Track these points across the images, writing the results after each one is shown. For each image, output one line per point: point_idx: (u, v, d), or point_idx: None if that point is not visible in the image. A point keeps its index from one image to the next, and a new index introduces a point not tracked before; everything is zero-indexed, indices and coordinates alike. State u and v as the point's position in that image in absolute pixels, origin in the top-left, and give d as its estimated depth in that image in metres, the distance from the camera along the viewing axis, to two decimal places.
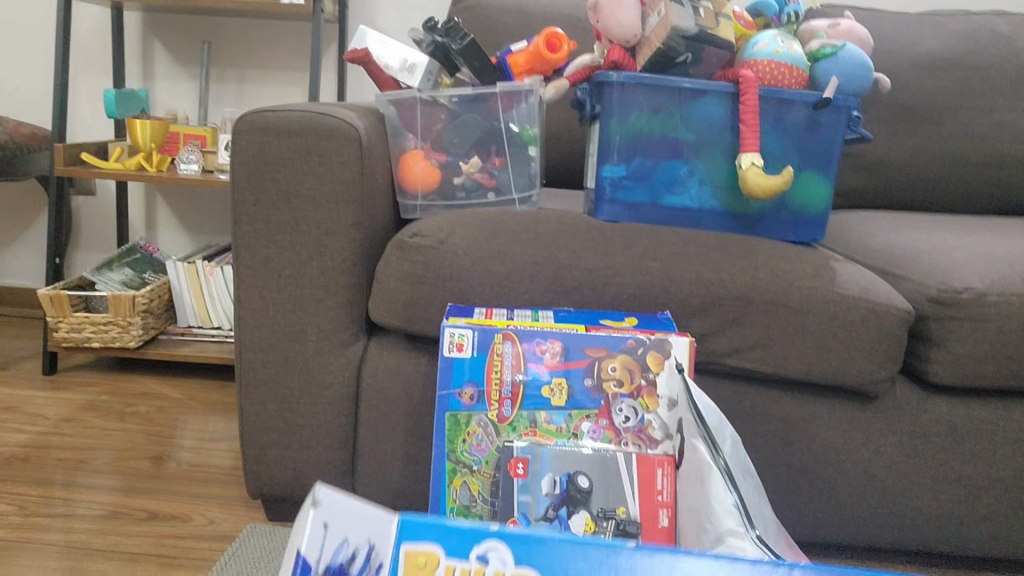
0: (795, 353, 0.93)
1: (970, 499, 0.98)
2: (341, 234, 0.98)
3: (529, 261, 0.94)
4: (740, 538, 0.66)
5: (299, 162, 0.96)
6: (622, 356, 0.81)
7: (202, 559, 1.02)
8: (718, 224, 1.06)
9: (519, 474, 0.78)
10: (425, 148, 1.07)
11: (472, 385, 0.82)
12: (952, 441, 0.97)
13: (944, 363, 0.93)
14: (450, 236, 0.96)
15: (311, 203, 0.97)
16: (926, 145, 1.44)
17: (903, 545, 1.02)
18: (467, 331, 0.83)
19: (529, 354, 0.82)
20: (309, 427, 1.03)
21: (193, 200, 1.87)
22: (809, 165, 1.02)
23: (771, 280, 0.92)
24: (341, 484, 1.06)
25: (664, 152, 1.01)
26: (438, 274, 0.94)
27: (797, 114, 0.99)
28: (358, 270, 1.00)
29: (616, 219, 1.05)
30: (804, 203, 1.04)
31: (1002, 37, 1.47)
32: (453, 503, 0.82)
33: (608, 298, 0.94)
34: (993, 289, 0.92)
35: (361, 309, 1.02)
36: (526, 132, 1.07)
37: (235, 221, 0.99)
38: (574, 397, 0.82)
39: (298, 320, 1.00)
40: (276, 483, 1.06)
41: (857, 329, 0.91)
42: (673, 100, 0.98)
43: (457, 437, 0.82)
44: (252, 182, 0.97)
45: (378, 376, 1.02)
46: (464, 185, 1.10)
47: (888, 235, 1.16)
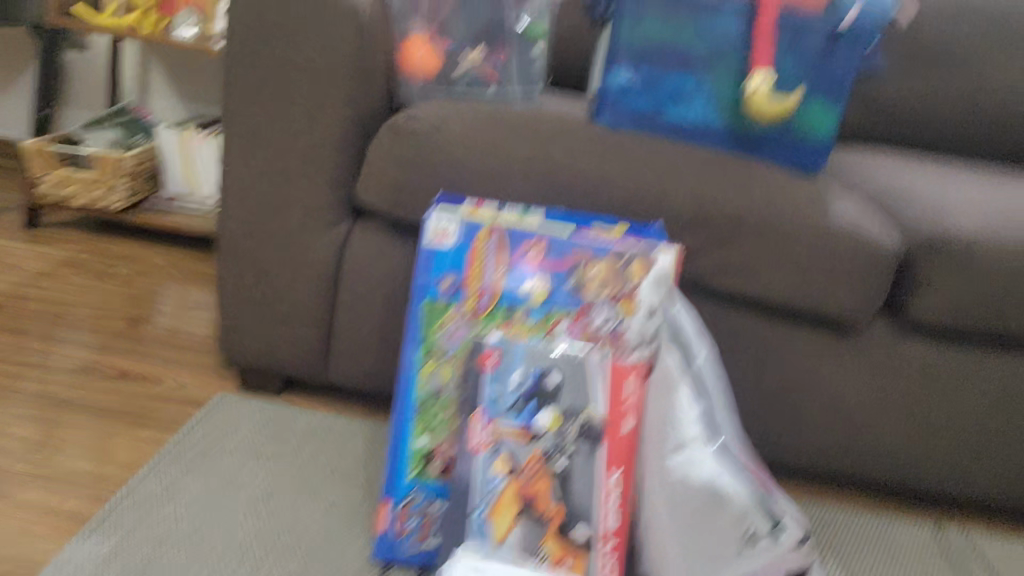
0: (779, 279, 0.92)
1: (928, 437, 1.00)
2: (335, 109, 0.96)
3: (524, 158, 0.92)
4: (703, 448, 0.71)
5: (296, 30, 0.93)
6: (606, 261, 0.81)
7: (171, 420, 1.04)
8: (719, 142, 1.02)
9: (489, 365, 0.78)
10: (429, 32, 1.04)
11: (453, 274, 0.83)
12: (921, 380, 0.97)
13: (924, 304, 0.94)
14: (448, 123, 0.94)
15: (307, 73, 0.94)
16: (941, 90, 1.38)
17: (861, 476, 1.03)
18: (453, 220, 0.83)
19: (514, 250, 0.82)
20: (287, 302, 1.03)
21: (185, 65, 1.81)
22: (817, 90, 0.99)
23: (765, 202, 0.91)
24: (314, 362, 1.06)
25: (675, 63, 0.99)
26: (429, 162, 0.93)
27: (813, 41, 0.97)
28: (349, 150, 0.99)
29: (617, 126, 1.02)
30: (809, 129, 1.00)
31: None
32: (423, 388, 0.83)
33: (601, 203, 0.92)
34: (984, 238, 0.92)
35: (349, 189, 1.00)
36: (535, 26, 1.10)
37: (230, 86, 0.97)
38: (554, 297, 0.82)
39: (285, 194, 0.99)
40: (252, 354, 1.06)
41: (844, 261, 0.91)
42: (690, 11, 0.99)
43: (433, 324, 0.83)
44: (248, 48, 0.95)
45: (361, 259, 1.01)
46: (466, 76, 1.07)
47: (887, 174, 1.14)
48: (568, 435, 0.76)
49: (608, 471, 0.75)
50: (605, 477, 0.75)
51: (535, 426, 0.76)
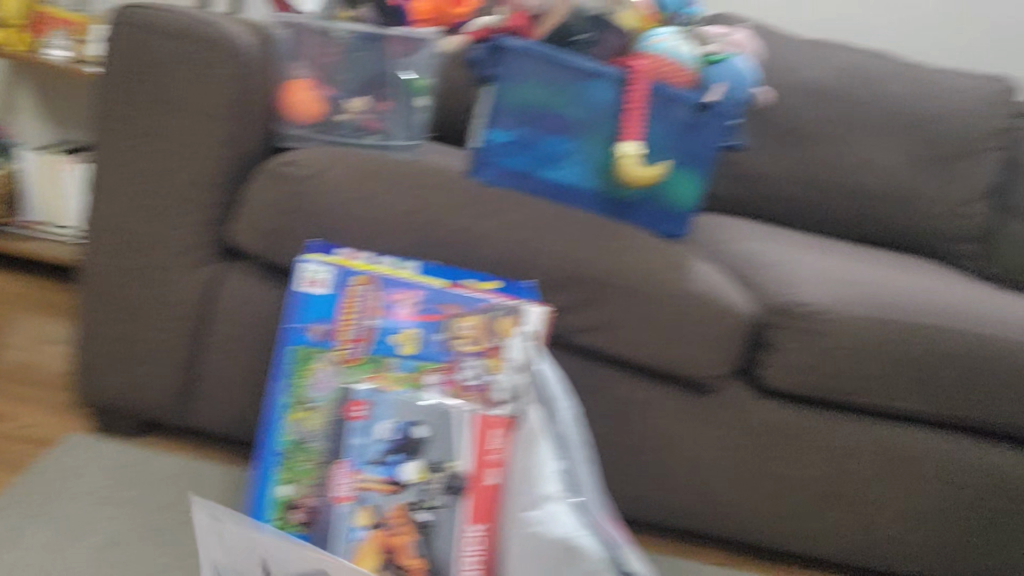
0: (642, 340, 0.97)
1: (776, 495, 1.05)
2: (212, 149, 0.95)
3: (401, 210, 0.94)
4: (557, 503, 0.72)
5: (176, 67, 0.92)
6: (476, 315, 0.83)
7: (14, 460, 0.98)
8: (593, 205, 1.07)
9: (357, 416, 0.78)
10: (314, 78, 1.04)
11: (323, 322, 0.83)
12: (770, 441, 1.03)
13: (776, 369, 1.00)
14: (328, 170, 0.94)
15: (185, 110, 0.93)
16: (800, 166, 1.48)
17: (715, 532, 1.08)
18: (326, 268, 0.83)
19: (385, 300, 0.83)
20: (150, 342, 1.00)
21: (55, 88, 1.74)
22: (686, 164, 1.04)
23: (631, 266, 0.95)
24: (175, 405, 1.03)
25: (552, 127, 1.03)
26: (306, 208, 0.93)
27: (678, 113, 1.00)
28: (225, 190, 0.97)
29: (495, 182, 1.05)
30: (674, 200, 1.08)
31: (884, 77, 1.52)
32: (287, 438, 0.82)
33: (476, 258, 0.95)
34: (830, 309, 1.00)
35: (222, 229, 0.99)
36: (420, 82, 1.06)
37: (103, 117, 0.95)
38: (424, 349, 0.83)
39: (154, 231, 0.97)
40: (108, 393, 1.02)
41: (702, 325, 0.96)
42: (567, 76, 1.00)
43: (300, 372, 0.82)
44: (125, 81, 0.93)
45: (231, 301, 0.99)
46: (347, 124, 1.07)
47: (747, 244, 1.22)
48: (432, 487, 0.77)
49: (471, 524, 0.77)
50: (463, 532, 0.77)
51: (399, 478, 0.77)
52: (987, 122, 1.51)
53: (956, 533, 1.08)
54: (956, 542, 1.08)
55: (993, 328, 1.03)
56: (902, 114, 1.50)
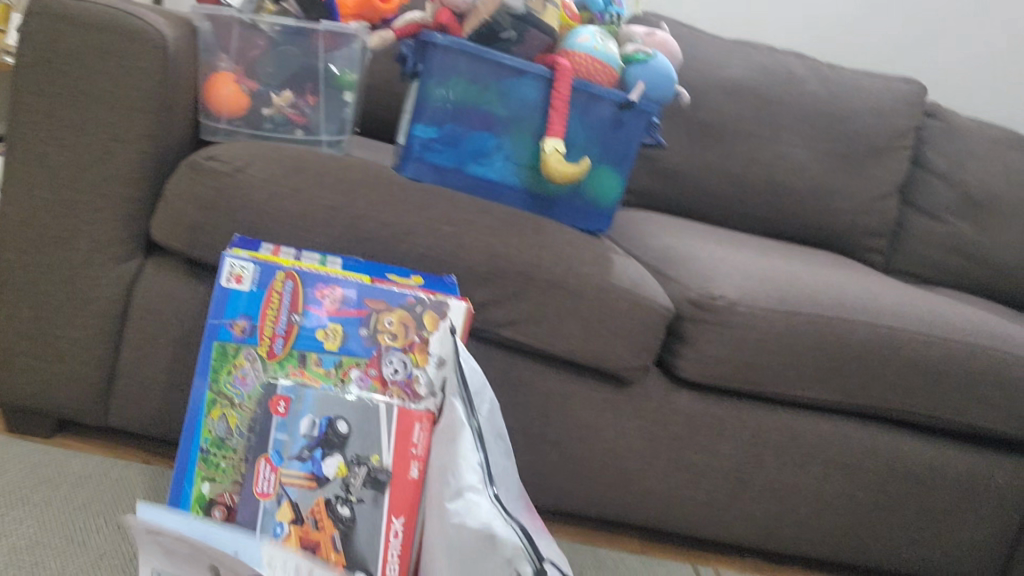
0: (565, 333, 0.98)
1: (694, 483, 1.08)
2: (129, 143, 0.93)
3: (325, 206, 0.93)
4: (477, 494, 0.73)
5: (94, 59, 0.90)
6: (399, 312, 0.83)
7: None
8: (517, 200, 1.10)
9: (279, 412, 0.78)
10: (237, 72, 1.03)
11: (246, 318, 0.82)
12: (688, 430, 1.06)
13: (691, 360, 1.03)
14: (250, 165, 0.94)
15: (102, 103, 0.91)
16: (720, 163, 1.52)
17: (636, 520, 1.11)
18: (250, 263, 0.81)
19: (309, 296, 0.82)
20: (66, 340, 0.97)
21: None
22: (609, 159, 1.08)
23: (555, 262, 0.97)
24: (92, 404, 1.00)
25: (477, 124, 1.04)
26: (227, 203, 0.92)
27: (603, 110, 1.03)
28: (143, 185, 0.96)
29: (420, 177, 1.06)
30: (599, 196, 1.11)
31: (798, 77, 1.57)
32: (208, 434, 0.81)
33: (399, 254, 0.95)
34: (744, 301, 1.03)
35: (141, 225, 0.97)
36: (345, 76, 1.06)
37: (13, 108, 0.92)
38: (347, 344, 0.83)
39: (69, 226, 0.95)
40: (20, 393, 0.99)
41: (622, 318, 0.99)
42: (493, 74, 1.00)
43: (222, 369, 0.81)
44: (37, 71, 0.90)
45: (150, 298, 0.97)
46: (272, 117, 1.07)
47: (667, 238, 1.25)
48: (354, 481, 0.78)
49: (393, 517, 0.78)
50: (387, 524, 0.78)
51: (321, 474, 0.78)
52: (893, 122, 1.58)
53: (863, 513, 1.13)
54: (863, 522, 1.13)
55: (896, 319, 1.09)
56: (815, 113, 1.55)
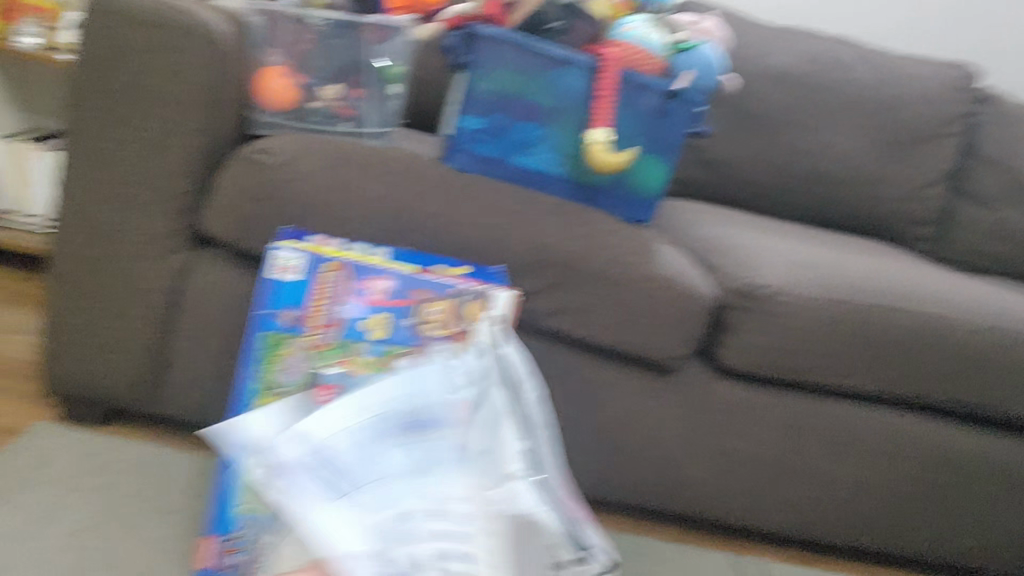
0: (608, 323, 0.99)
1: (737, 474, 1.08)
2: (180, 138, 0.95)
3: (371, 197, 0.95)
4: (518, 482, 0.76)
5: (147, 54, 0.92)
6: (445, 301, 0.85)
7: None
8: (562, 189, 1.09)
9: (325, 399, 0.80)
10: (288, 65, 1.05)
11: (294, 308, 0.83)
12: (732, 421, 1.06)
13: (736, 350, 1.02)
14: (298, 158, 0.95)
15: (155, 98, 0.94)
16: (765, 152, 1.50)
17: (679, 510, 1.10)
18: (298, 255, 0.84)
19: (356, 287, 0.84)
20: (121, 330, 1.00)
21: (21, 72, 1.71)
22: (655, 149, 1.07)
23: (597, 251, 0.97)
24: (145, 391, 1.03)
25: (521, 114, 1.04)
26: (276, 196, 0.93)
27: (649, 100, 1.03)
28: (194, 178, 0.98)
29: (467, 169, 1.07)
30: (643, 184, 1.10)
31: (846, 64, 1.55)
32: (257, 423, 0.82)
33: (443, 245, 0.96)
34: (789, 290, 1.02)
35: (193, 218, 0.99)
36: (392, 69, 1.06)
37: (72, 104, 0.95)
38: (393, 334, 0.84)
39: (124, 219, 0.97)
40: (78, 381, 1.02)
41: (666, 308, 0.99)
42: (538, 65, 1.01)
43: (271, 358, 0.83)
44: (96, 68, 0.93)
45: (201, 288, 1.00)
46: (321, 112, 1.09)
47: (711, 227, 1.24)
48: None
49: None
50: None
51: None
52: (944, 108, 1.55)
53: (910, 504, 1.11)
54: (910, 513, 1.12)
55: (945, 308, 1.07)
56: (863, 100, 1.53)
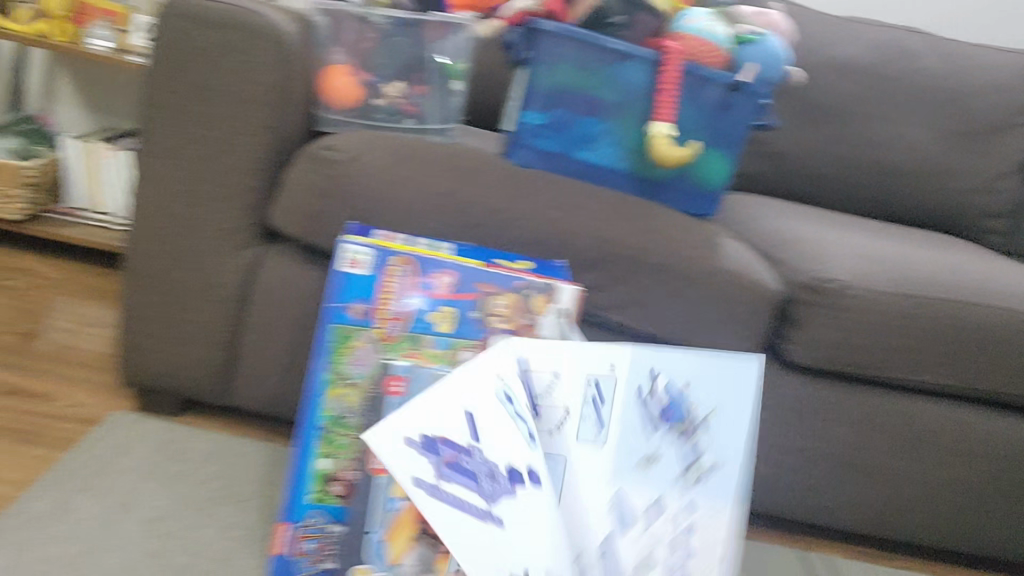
0: (672, 317, 0.98)
1: (804, 470, 1.06)
2: (251, 135, 0.97)
3: (436, 192, 0.96)
4: (616, 434, 0.83)
5: (218, 55, 0.95)
6: (511, 295, 0.85)
7: (66, 439, 1.01)
8: (624, 184, 1.10)
9: (395, 392, 0.80)
10: (352, 64, 1.07)
11: (362, 301, 0.84)
12: (798, 416, 1.04)
13: (803, 344, 1.01)
14: (364, 153, 0.97)
15: (227, 98, 0.96)
16: (830, 144, 1.48)
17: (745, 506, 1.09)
18: (366, 249, 0.84)
19: (423, 280, 0.85)
20: (194, 323, 1.03)
21: (95, 75, 1.77)
22: (718, 143, 1.06)
23: (662, 245, 0.97)
24: (217, 383, 1.06)
25: (582, 109, 1.04)
26: (344, 191, 0.95)
27: (711, 94, 1.02)
28: (264, 175, 1.00)
29: (528, 164, 1.08)
30: (706, 177, 1.09)
31: (913, 53, 1.51)
32: (327, 413, 0.83)
33: (508, 239, 0.97)
34: (858, 284, 1.00)
35: (262, 214, 1.02)
36: (455, 65, 1.08)
37: (146, 105, 0.98)
38: (460, 327, 0.85)
39: (198, 216, 1.00)
40: (153, 372, 1.05)
41: (730, 301, 0.98)
42: (600, 59, 1.01)
43: (340, 350, 0.84)
44: (169, 69, 0.96)
45: (270, 282, 1.02)
46: (386, 108, 1.10)
47: (775, 221, 1.22)
48: None
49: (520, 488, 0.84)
50: None
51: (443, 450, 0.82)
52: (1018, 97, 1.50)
53: (984, 502, 1.09)
54: (984, 512, 1.09)
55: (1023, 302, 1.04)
56: (931, 90, 1.49)
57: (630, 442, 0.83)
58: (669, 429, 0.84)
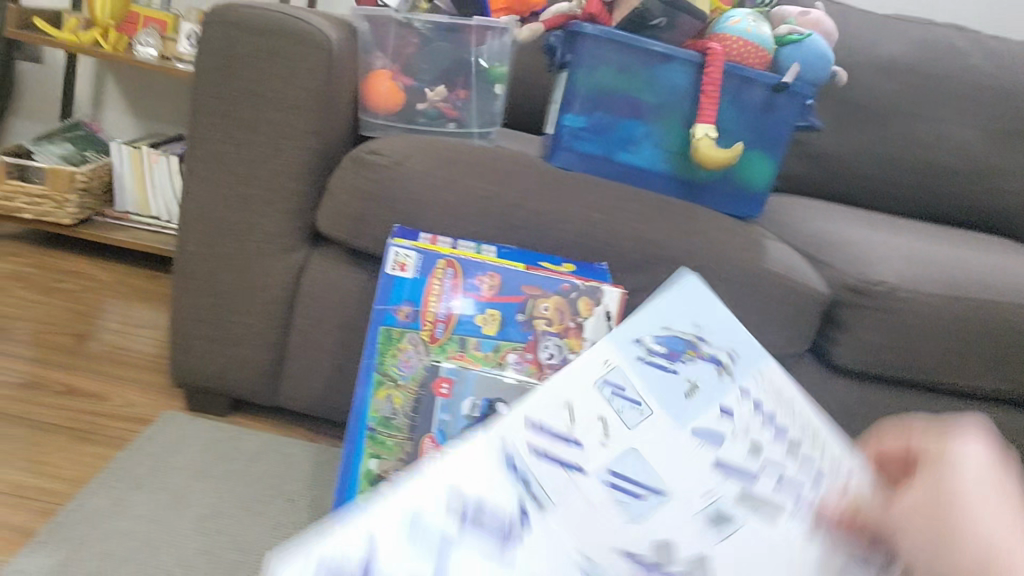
0: None
1: None
2: (297, 140, 0.99)
3: (480, 195, 0.97)
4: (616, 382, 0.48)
5: (264, 61, 0.96)
6: (555, 298, 0.86)
7: (119, 438, 1.03)
8: (666, 186, 1.10)
9: (442, 394, 0.80)
10: (394, 68, 1.08)
11: (409, 303, 0.85)
12: (843, 419, 1.04)
13: (848, 347, 1.00)
14: (409, 157, 0.97)
15: (274, 104, 0.98)
16: (873, 145, 1.47)
17: None
18: (413, 252, 0.86)
19: (468, 283, 0.86)
20: (242, 325, 1.05)
21: (141, 82, 1.81)
22: (761, 143, 1.05)
23: (705, 247, 0.97)
24: (265, 384, 1.08)
25: (625, 111, 1.04)
26: (389, 195, 0.96)
27: (755, 94, 1.02)
28: (309, 179, 1.01)
29: (569, 167, 1.08)
30: (748, 180, 1.09)
31: (959, 52, 1.49)
32: (374, 414, 0.84)
33: (551, 242, 0.97)
34: (906, 286, 0.99)
35: (308, 217, 1.03)
36: (496, 69, 1.10)
37: (195, 111, 1.00)
38: (504, 329, 0.86)
39: (246, 219, 1.02)
40: (203, 373, 1.07)
41: (775, 304, 0.98)
42: (643, 61, 1.00)
43: (388, 352, 0.84)
44: (218, 75, 0.98)
45: (316, 285, 1.03)
46: (427, 112, 1.11)
47: (819, 223, 1.22)
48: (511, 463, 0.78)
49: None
50: None
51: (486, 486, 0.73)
52: None
53: None
54: None
55: None
56: (978, 88, 1.47)
57: (660, 394, 0.47)
58: (678, 360, 0.49)
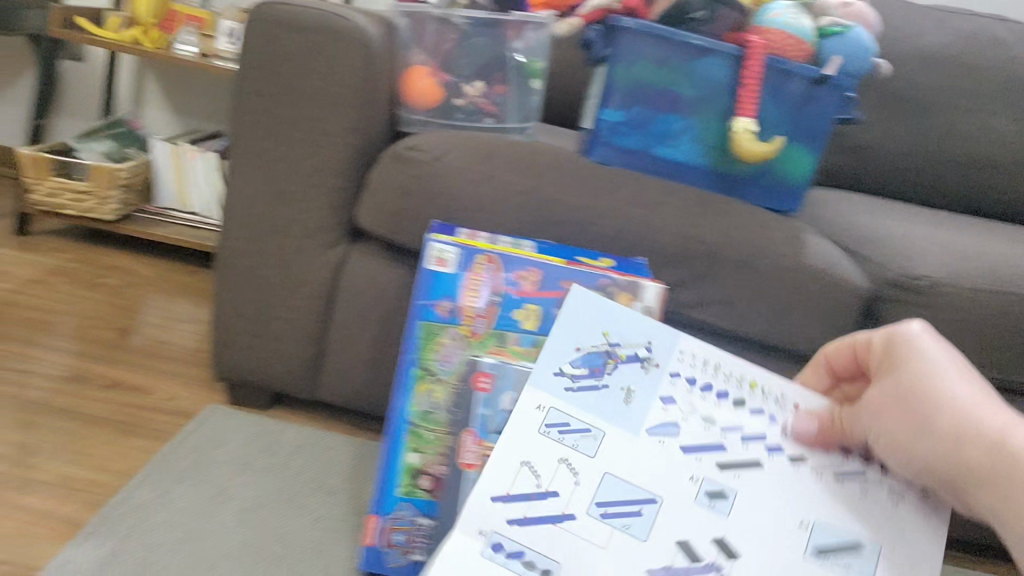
0: (755, 314, 0.97)
1: None
2: (338, 136, 1.00)
3: (518, 191, 0.97)
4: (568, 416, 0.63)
5: (306, 58, 0.97)
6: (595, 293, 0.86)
7: (163, 431, 1.05)
8: (704, 179, 1.09)
9: (482, 388, 0.80)
10: (433, 65, 1.08)
11: (449, 299, 0.86)
12: None
13: None
14: (447, 153, 0.98)
15: (314, 101, 0.98)
16: (914, 137, 1.45)
17: None
18: (453, 247, 0.86)
19: (507, 278, 0.86)
20: (283, 320, 1.06)
21: (180, 79, 1.84)
22: (801, 136, 1.04)
23: (745, 242, 0.96)
24: (305, 378, 1.09)
25: (663, 105, 1.04)
26: (428, 191, 0.97)
27: (796, 87, 1.01)
28: (348, 175, 1.02)
29: (607, 161, 1.08)
30: (789, 173, 1.08)
31: (1003, 42, 1.46)
32: (415, 407, 0.85)
33: (589, 237, 0.97)
34: (950, 281, 0.98)
35: (348, 213, 1.04)
36: (534, 63, 1.09)
37: (237, 108, 1.01)
38: (543, 324, 0.86)
39: (287, 216, 1.03)
40: (244, 367, 1.09)
41: (815, 299, 0.97)
42: (682, 54, 1.00)
43: (428, 346, 0.85)
44: (259, 73, 0.99)
45: (355, 280, 1.04)
46: (465, 107, 1.11)
47: (859, 217, 1.20)
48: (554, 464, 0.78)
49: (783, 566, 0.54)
50: None
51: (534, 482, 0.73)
52: None
53: None
54: None
55: None
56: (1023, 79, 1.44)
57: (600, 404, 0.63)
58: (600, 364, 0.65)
